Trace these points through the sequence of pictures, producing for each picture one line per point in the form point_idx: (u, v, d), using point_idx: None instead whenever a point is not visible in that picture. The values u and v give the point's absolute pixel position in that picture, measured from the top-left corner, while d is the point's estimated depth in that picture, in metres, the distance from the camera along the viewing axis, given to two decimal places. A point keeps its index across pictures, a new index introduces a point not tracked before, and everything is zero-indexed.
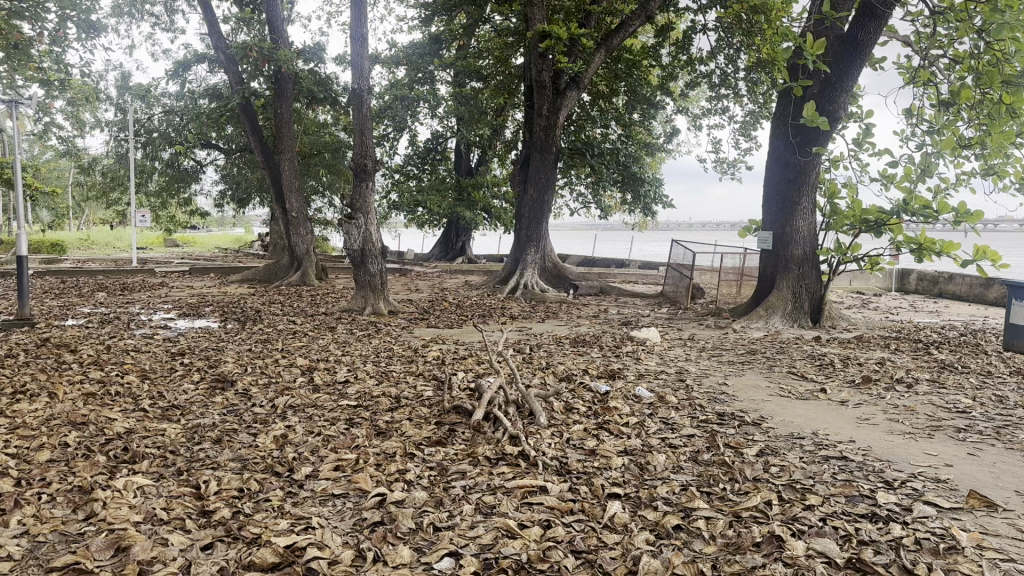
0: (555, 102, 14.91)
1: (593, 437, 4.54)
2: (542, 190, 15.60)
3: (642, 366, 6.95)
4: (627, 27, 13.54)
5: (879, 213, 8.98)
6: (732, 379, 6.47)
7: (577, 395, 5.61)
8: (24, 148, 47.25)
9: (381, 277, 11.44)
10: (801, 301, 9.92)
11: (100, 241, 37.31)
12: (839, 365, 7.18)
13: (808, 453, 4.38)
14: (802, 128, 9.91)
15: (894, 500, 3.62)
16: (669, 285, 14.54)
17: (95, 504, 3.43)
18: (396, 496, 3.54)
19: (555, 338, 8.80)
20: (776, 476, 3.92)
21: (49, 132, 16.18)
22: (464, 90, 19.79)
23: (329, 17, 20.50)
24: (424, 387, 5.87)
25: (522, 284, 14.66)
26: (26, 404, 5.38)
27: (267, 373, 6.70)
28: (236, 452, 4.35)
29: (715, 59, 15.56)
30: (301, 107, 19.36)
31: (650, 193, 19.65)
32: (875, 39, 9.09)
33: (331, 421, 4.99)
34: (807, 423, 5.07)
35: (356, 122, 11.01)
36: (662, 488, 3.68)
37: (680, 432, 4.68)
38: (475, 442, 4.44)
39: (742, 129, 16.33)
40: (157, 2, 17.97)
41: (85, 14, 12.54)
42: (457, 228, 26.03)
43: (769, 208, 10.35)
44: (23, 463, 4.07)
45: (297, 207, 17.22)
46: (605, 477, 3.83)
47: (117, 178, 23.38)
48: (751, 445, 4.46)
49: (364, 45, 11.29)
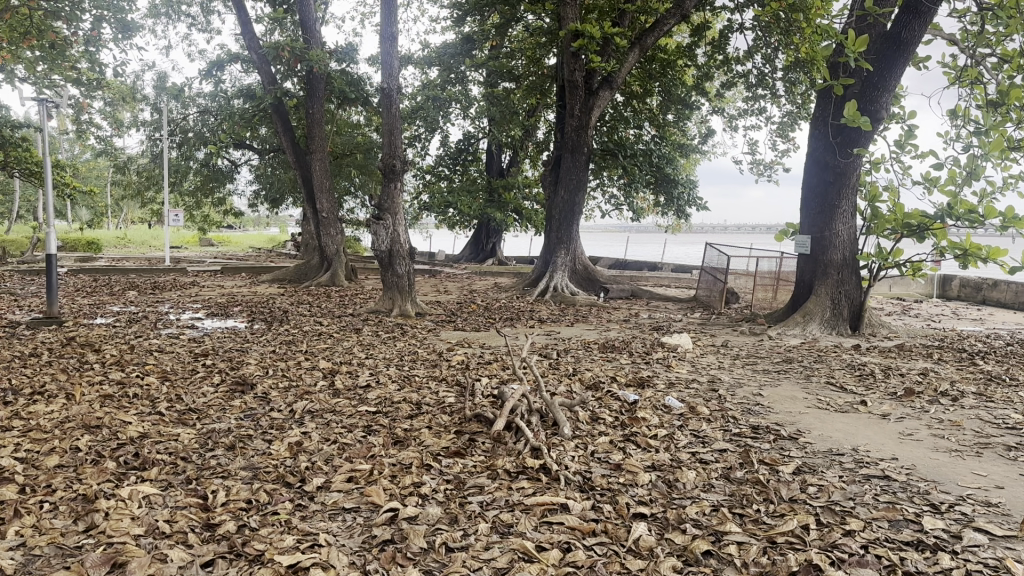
0: (587, 102, 14.64)
1: (619, 450, 4.33)
2: (573, 191, 15.36)
3: (673, 374, 6.70)
4: (662, 26, 13.26)
5: (922, 218, 8.67)
6: (767, 389, 6.20)
7: (604, 404, 5.39)
8: (65, 147, 48.08)
9: (408, 278, 11.31)
10: (840, 307, 9.59)
11: (137, 239, 37.78)
12: (880, 376, 6.86)
13: (848, 471, 4.12)
14: (842, 128, 9.57)
15: (942, 526, 3.35)
16: (702, 289, 14.21)
17: (96, 515, 3.31)
18: (409, 512, 3.36)
19: (584, 343, 8.58)
20: (814, 497, 3.67)
21: (86, 130, 16.38)
22: (496, 90, 19.58)
23: (363, 18, 20.47)
24: (447, 393, 5.71)
25: (552, 287, 14.44)
26: (43, 405, 5.30)
27: (289, 376, 6.58)
28: (249, 460, 4.21)
29: (753, 59, 15.24)
30: (334, 107, 19.33)
31: (683, 194, 19.31)
32: (920, 37, 8.74)
33: (349, 427, 4.84)
34: (846, 438, 4.79)
35: (385, 121, 10.89)
36: (690, 509, 3.46)
37: (712, 447, 4.45)
38: (495, 453, 4.26)
39: (779, 130, 15.93)
40: (194, 2, 18.11)
41: (120, 12, 12.65)
42: (488, 229, 25.87)
43: (807, 211, 10.02)
44: (30, 469, 3.97)
45: (328, 207, 17.15)
46: (630, 495, 3.62)
47: (152, 177, 23.60)
48: (787, 462, 4.21)
49: (394, 44, 11.16)
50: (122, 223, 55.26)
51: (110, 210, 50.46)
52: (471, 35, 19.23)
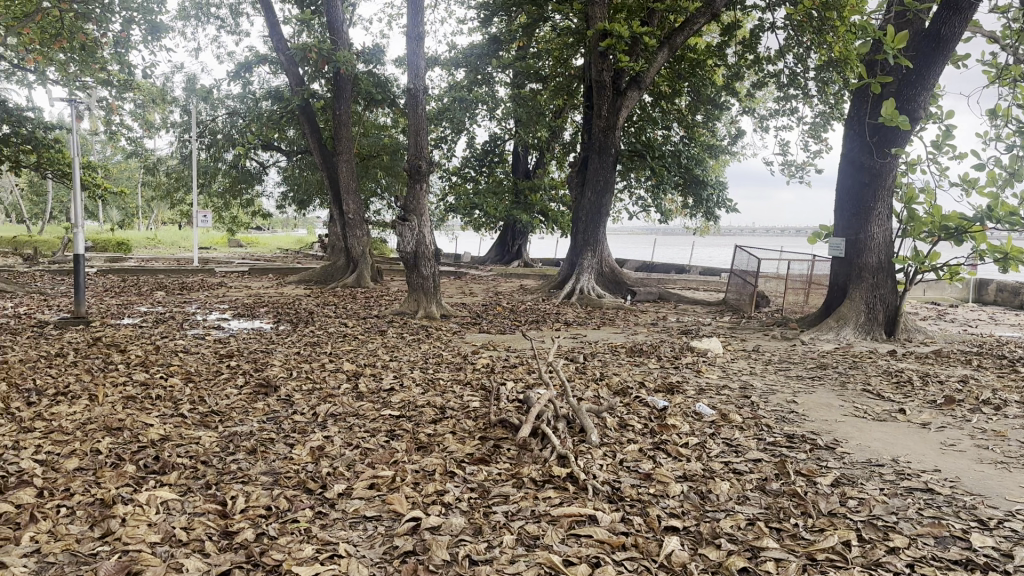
0: (615, 103, 14.45)
1: (649, 459, 4.18)
2: (600, 192, 15.18)
3: (703, 380, 6.52)
4: (692, 25, 13.07)
5: (960, 220, 8.46)
6: (802, 396, 6.01)
7: (633, 410, 5.24)
8: (97, 150, 48.82)
9: (434, 279, 11.23)
10: (875, 312, 9.36)
11: (167, 239, 38.28)
12: (918, 384, 6.62)
13: (888, 484, 3.94)
14: (878, 127, 9.32)
15: (991, 544, 3.17)
16: (732, 292, 13.99)
17: (113, 521, 3.24)
18: (431, 522, 3.25)
19: (611, 347, 8.43)
20: (854, 511, 3.51)
21: (117, 131, 16.55)
22: (522, 91, 19.43)
23: (390, 19, 20.46)
24: (471, 397, 5.60)
25: (578, 289, 14.28)
26: (66, 407, 5.27)
27: (313, 378, 6.51)
28: (271, 465, 4.12)
29: (784, 59, 15.02)
30: (361, 109, 19.31)
31: (713, 196, 19.03)
32: (959, 33, 8.49)
33: (372, 432, 4.75)
34: (886, 448, 4.61)
35: (411, 121, 10.80)
36: (725, 522, 3.31)
37: (746, 456, 4.29)
38: (520, 460, 4.14)
39: (811, 131, 15.62)
40: (223, 5, 18.22)
41: (149, 13, 12.71)
42: (514, 230, 25.74)
43: (840, 212, 9.77)
44: (49, 471, 3.93)
45: (354, 209, 17.12)
46: (662, 507, 3.48)
47: (182, 178, 23.81)
48: (825, 474, 4.04)
49: (421, 44, 11.10)
50: (153, 225, 56.01)
51: (142, 210, 51.12)
52: (499, 35, 19.13)
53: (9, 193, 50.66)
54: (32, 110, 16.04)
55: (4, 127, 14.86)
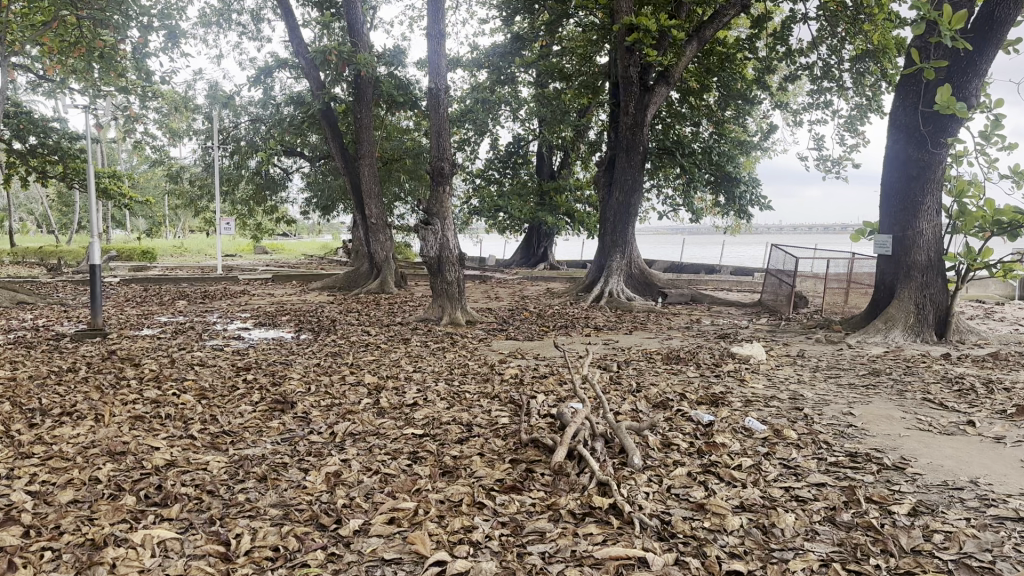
0: (643, 99, 14.01)
1: (699, 485, 3.75)
2: (628, 193, 14.69)
3: (747, 390, 6.06)
4: (722, 17, 12.57)
5: (1015, 214, 7.91)
6: (860, 408, 5.53)
7: (676, 427, 4.80)
8: (120, 159, 49.27)
9: (458, 284, 10.81)
10: (925, 313, 8.84)
11: (195, 248, 38.68)
12: (983, 392, 6.08)
13: (974, 512, 3.45)
14: (931, 116, 8.78)
15: None
16: (768, 293, 13.44)
17: (101, 569, 2.89)
18: (458, 567, 2.87)
19: (646, 355, 7.95)
20: (942, 548, 3.05)
21: (140, 139, 16.42)
22: (546, 91, 18.99)
23: (410, 20, 20.16)
24: (499, 413, 5.22)
25: (608, 292, 13.79)
26: (69, 429, 4.96)
27: (333, 393, 6.13)
28: (282, 495, 3.74)
29: (817, 50, 14.52)
30: (383, 112, 19.03)
31: (746, 193, 18.51)
32: (1014, 15, 8.00)
33: (392, 454, 4.36)
34: (962, 468, 4.11)
35: (433, 121, 10.30)
36: (796, 564, 2.89)
37: (807, 481, 3.84)
38: (556, 488, 3.72)
39: (847, 124, 15.08)
40: (244, 11, 18.06)
41: (168, 18, 12.43)
42: (537, 233, 25.37)
43: (887, 208, 9.22)
44: (41, 505, 3.60)
45: (377, 212, 16.80)
46: (720, 545, 3.06)
47: (205, 185, 23.64)
48: (900, 501, 3.58)
49: (443, 43, 10.69)
50: (181, 234, 56.48)
51: (170, 219, 51.84)
52: (523, 34, 18.68)
53: (41, 206, 51.83)
54: (58, 120, 15.92)
55: (31, 138, 14.78)
